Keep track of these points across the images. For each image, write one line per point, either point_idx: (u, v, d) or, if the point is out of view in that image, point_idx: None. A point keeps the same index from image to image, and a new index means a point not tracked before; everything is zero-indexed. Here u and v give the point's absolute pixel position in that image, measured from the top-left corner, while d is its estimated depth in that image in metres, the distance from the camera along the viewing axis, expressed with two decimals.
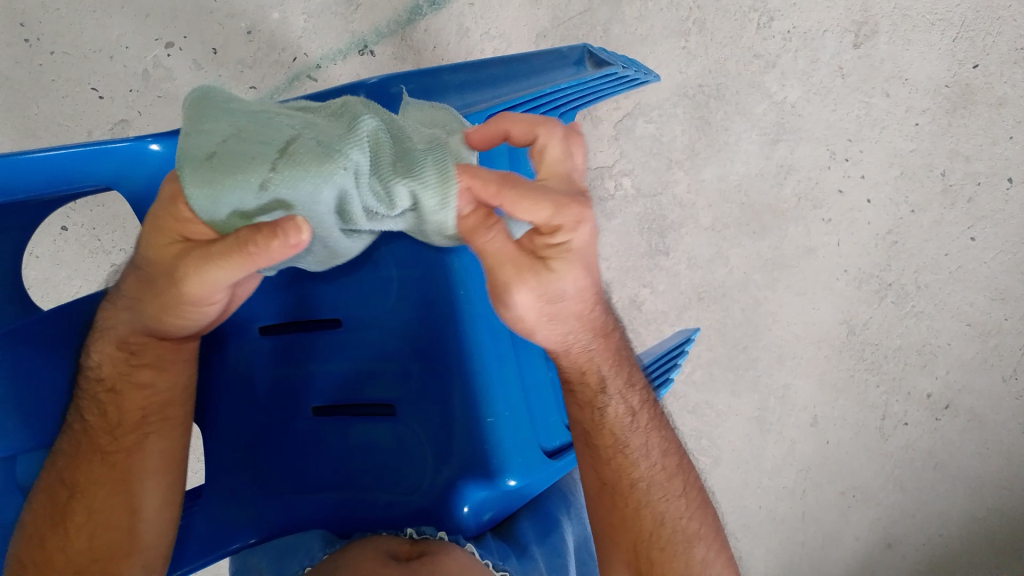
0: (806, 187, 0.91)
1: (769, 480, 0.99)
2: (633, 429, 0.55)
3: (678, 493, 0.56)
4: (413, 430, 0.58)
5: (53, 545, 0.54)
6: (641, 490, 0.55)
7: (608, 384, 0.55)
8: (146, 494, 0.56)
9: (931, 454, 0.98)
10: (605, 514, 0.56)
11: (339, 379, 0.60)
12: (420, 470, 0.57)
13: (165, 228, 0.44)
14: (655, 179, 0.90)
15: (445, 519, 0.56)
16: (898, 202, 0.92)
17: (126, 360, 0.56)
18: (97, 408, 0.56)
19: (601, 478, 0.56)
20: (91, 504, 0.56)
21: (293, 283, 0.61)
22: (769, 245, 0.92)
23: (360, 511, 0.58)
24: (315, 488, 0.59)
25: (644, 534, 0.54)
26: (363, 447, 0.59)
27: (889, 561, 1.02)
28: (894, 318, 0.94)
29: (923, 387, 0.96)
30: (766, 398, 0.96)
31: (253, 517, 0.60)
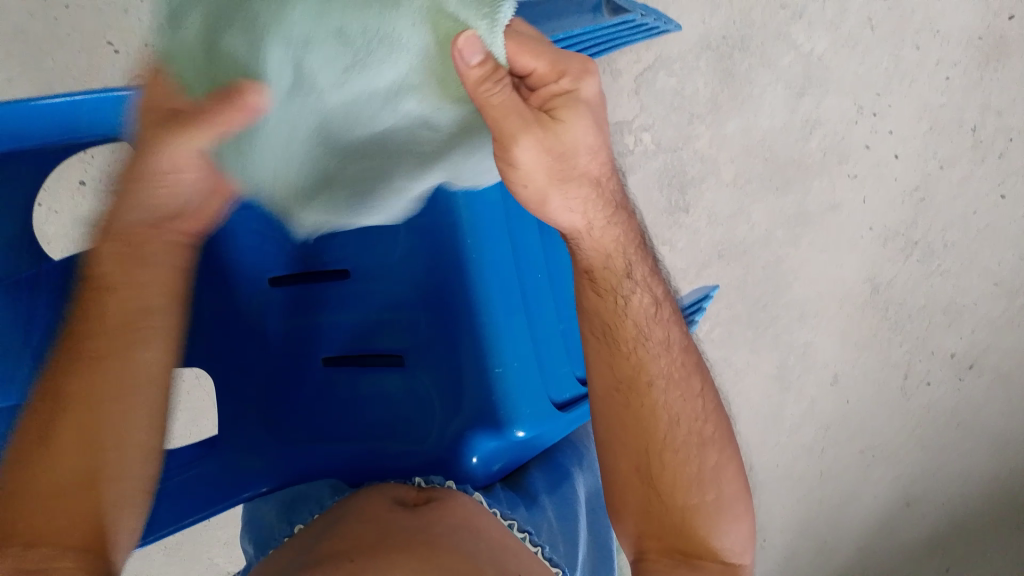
0: (832, 142, 0.89)
1: (788, 438, 0.98)
2: (655, 320, 0.55)
3: (688, 405, 0.54)
4: (425, 382, 0.58)
5: None
6: (653, 388, 0.54)
7: (627, 275, 0.55)
8: (127, 417, 0.47)
9: (954, 414, 0.97)
10: (613, 414, 0.54)
11: (350, 329, 0.61)
12: (430, 421, 0.57)
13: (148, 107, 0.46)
14: (677, 133, 0.88)
15: (455, 469, 0.57)
16: (926, 157, 0.89)
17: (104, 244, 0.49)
18: (88, 316, 0.50)
19: (615, 374, 0.54)
20: (66, 415, 0.45)
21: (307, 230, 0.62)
22: (794, 202, 0.90)
23: (371, 461, 0.58)
24: (326, 436, 0.59)
25: (658, 437, 0.53)
26: (374, 397, 0.59)
27: (907, 520, 1.01)
28: (920, 276, 0.92)
29: (948, 347, 0.94)
30: (787, 355, 0.95)
31: (263, 467, 0.59)
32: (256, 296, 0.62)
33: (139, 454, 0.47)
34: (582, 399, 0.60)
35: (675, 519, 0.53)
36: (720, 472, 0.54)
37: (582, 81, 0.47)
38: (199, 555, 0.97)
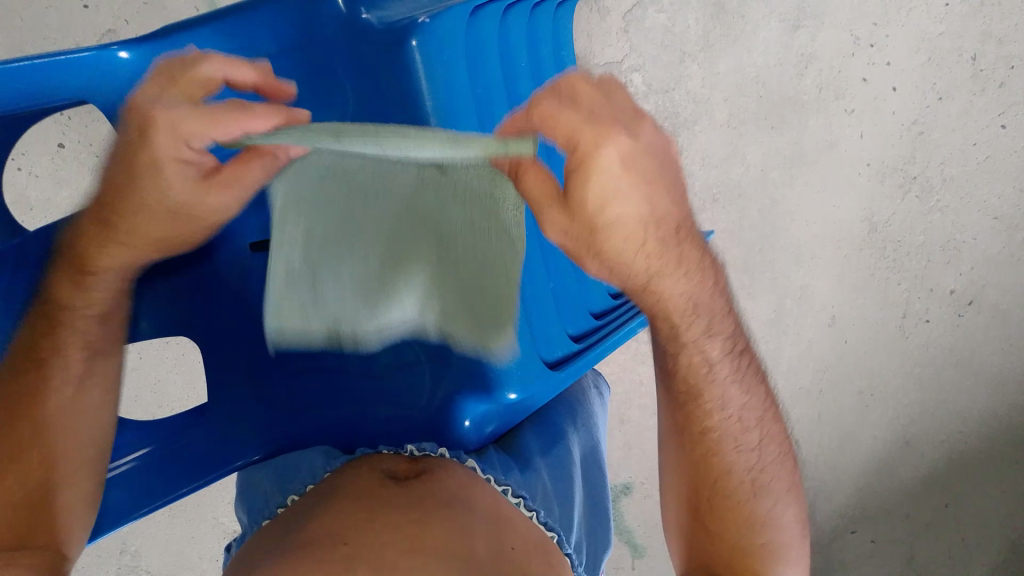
0: (828, 77, 0.87)
1: (786, 382, 0.99)
2: (710, 379, 0.56)
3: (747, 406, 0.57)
4: (411, 345, 0.59)
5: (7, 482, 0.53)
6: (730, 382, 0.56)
7: (702, 301, 0.53)
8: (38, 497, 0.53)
9: (952, 351, 0.96)
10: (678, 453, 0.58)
11: None
12: (420, 384, 0.60)
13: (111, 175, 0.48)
14: (668, 74, 0.88)
15: (445, 431, 0.59)
16: (925, 89, 0.87)
17: (48, 314, 0.55)
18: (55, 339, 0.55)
19: (678, 420, 0.57)
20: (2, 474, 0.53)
21: None
22: (790, 140, 0.89)
23: (363, 425, 0.61)
24: (325, 404, 0.61)
25: (707, 478, 0.57)
26: (363, 361, 0.59)
27: (909, 459, 1.02)
28: (917, 214, 0.91)
29: (947, 283, 0.93)
30: (784, 298, 0.95)
31: (254, 433, 0.61)
32: (234, 260, 0.61)
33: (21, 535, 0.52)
34: (580, 354, 0.63)
35: (705, 488, 0.57)
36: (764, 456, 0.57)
37: (599, 155, 0.39)
38: (203, 513, 0.99)
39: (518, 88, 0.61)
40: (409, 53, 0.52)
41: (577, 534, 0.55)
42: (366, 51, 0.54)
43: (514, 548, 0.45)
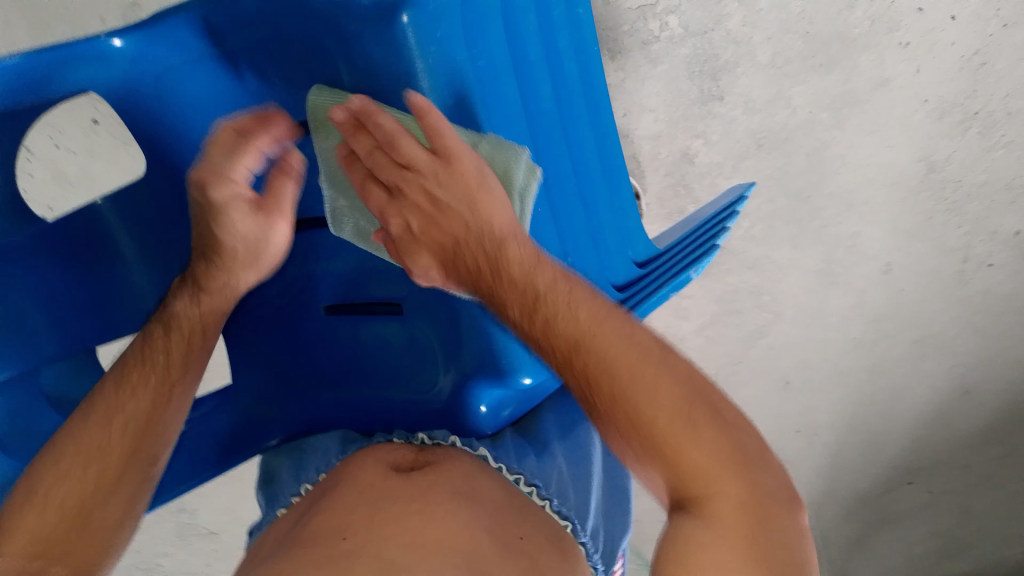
0: (881, 9, 0.80)
1: (836, 332, 0.96)
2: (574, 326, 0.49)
3: (671, 409, 0.44)
4: (423, 329, 0.61)
5: (99, 474, 0.58)
6: (629, 387, 0.45)
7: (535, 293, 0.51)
8: (103, 515, 0.57)
9: (1016, 297, 0.91)
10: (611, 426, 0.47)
11: (345, 279, 0.62)
12: (434, 369, 0.62)
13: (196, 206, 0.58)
14: (705, 14, 0.82)
15: (461, 416, 0.63)
16: (987, 17, 0.78)
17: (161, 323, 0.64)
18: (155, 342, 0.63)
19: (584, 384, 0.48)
20: (91, 474, 0.57)
21: None
22: (838, 80, 0.84)
23: (384, 410, 0.67)
24: (351, 384, 0.67)
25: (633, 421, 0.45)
26: (375, 342, 0.64)
27: (968, 407, 0.98)
28: (979, 151, 0.85)
29: (1011, 225, 0.87)
30: (833, 248, 0.92)
31: (287, 414, 0.70)
32: None
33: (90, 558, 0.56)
34: None
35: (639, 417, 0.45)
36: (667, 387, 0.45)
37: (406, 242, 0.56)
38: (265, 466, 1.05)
39: (522, 53, 0.57)
40: (399, 31, 0.46)
41: (593, 515, 0.59)
42: (355, 31, 0.47)
43: (522, 538, 0.47)
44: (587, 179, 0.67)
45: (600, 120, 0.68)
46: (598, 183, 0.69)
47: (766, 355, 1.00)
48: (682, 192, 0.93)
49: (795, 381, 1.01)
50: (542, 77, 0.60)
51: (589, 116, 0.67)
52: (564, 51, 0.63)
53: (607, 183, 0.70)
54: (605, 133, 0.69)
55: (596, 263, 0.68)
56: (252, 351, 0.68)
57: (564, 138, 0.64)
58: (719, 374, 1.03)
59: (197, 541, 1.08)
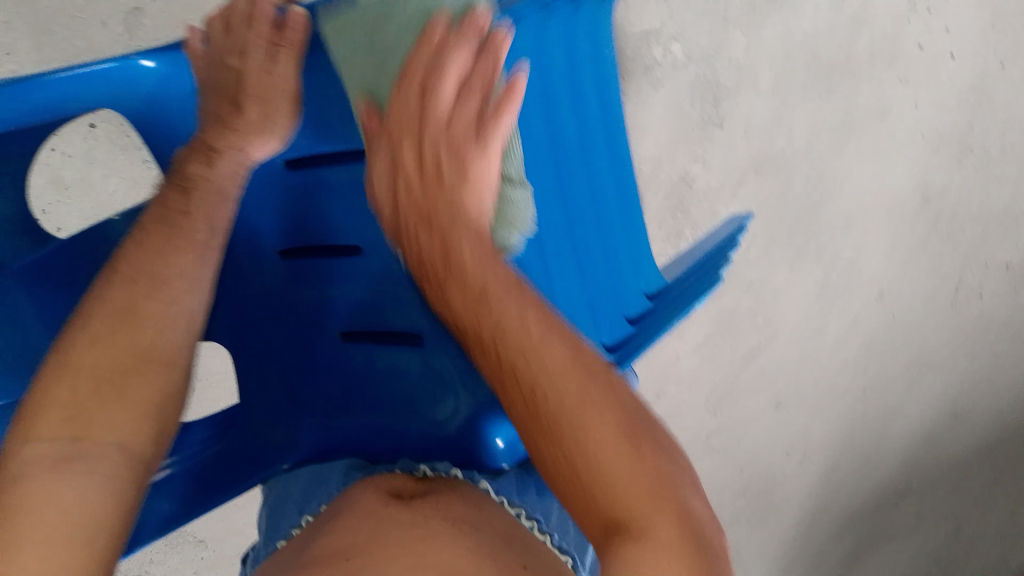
0: (881, 41, 0.83)
1: (830, 355, 0.97)
2: (513, 320, 0.48)
3: (614, 429, 0.42)
4: (440, 358, 0.64)
5: (113, 339, 0.47)
6: (567, 407, 0.43)
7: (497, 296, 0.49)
8: (127, 399, 0.45)
9: (1009, 324, 0.93)
10: (541, 451, 0.45)
11: (360, 301, 0.67)
12: (449, 398, 0.64)
13: (217, 71, 0.59)
14: (710, 42, 0.85)
15: (477, 447, 0.64)
16: (986, 55, 0.82)
17: (179, 184, 0.57)
18: (175, 192, 0.57)
19: (523, 401, 0.45)
20: (138, 333, 0.48)
21: (304, 206, 0.66)
22: (838, 107, 0.86)
23: (392, 442, 0.67)
24: (352, 413, 0.69)
25: (561, 462, 0.43)
26: (388, 370, 0.67)
27: (957, 431, 1.00)
28: (975, 183, 0.87)
29: (1002, 256, 0.90)
30: (830, 271, 0.93)
31: (295, 440, 0.71)
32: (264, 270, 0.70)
33: (122, 438, 0.44)
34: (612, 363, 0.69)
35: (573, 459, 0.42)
36: (593, 402, 0.43)
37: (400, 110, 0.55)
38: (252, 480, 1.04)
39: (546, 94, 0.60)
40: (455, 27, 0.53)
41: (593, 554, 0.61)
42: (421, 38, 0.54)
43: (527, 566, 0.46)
44: (606, 214, 0.70)
45: (617, 144, 0.70)
46: (611, 207, 0.70)
47: (761, 379, 0.99)
48: (679, 214, 0.92)
49: (789, 403, 1.01)
50: (568, 121, 0.63)
51: (606, 144, 0.69)
52: (584, 81, 0.64)
53: (626, 218, 0.72)
54: (620, 169, 0.71)
55: (610, 296, 0.71)
56: (258, 368, 0.71)
57: (582, 169, 0.66)
58: (710, 398, 1.01)
59: (185, 549, 1.08)
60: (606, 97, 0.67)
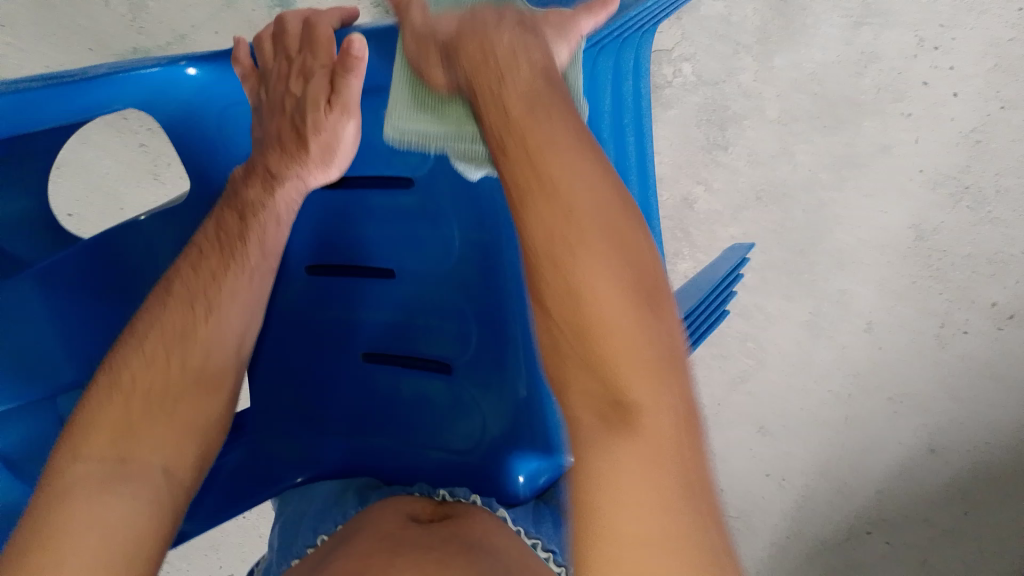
0: (888, 78, 0.84)
1: (816, 384, 0.99)
2: (567, 174, 0.51)
3: (625, 304, 0.47)
4: (464, 389, 0.75)
5: (177, 356, 0.66)
6: (580, 257, 0.49)
7: (546, 139, 0.52)
8: (179, 412, 0.64)
9: (991, 364, 0.92)
10: (554, 284, 0.50)
11: (388, 329, 0.78)
12: (472, 431, 0.74)
13: (275, 100, 0.71)
14: (721, 66, 0.88)
15: (492, 476, 0.72)
16: (988, 97, 0.83)
17: (242, 209, 0.74)
18: (230, 223, 0.73)
19: (544, 230, 0.50)
20: (181, 361, 0.66)
21: (350, 241, 0.79)
22: (842, 142, 0.88)
23: (409, 464, 0.76)
24: (374, 433, 0.78)
25: (579, 309, 0.48)
26: (411, 394, 0.77)
27: (932, 467, 0.98)
28: (967, 224, 0.88)
29: (989, 296, 0.90)
30: (821, 302, 0.94)
31: (313, 457, 0.79)
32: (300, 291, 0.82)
33: (162, 458, 0.61)
34: None
35: (589, 324, 0.48)
36: (619, 285, 0.48)
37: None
38: None
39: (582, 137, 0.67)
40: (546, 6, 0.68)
41: None
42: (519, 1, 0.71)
43: None
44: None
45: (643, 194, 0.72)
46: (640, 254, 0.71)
47: (747, 402, 1.03)
48: (679, 235, 0.96)
49: (771, 428, 1.03)
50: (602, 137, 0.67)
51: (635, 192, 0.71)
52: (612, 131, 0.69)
53: None
54: (647, 214, 0.70)
55: None
56: (283, 372, 0.82)
57: None
58: None
59: None
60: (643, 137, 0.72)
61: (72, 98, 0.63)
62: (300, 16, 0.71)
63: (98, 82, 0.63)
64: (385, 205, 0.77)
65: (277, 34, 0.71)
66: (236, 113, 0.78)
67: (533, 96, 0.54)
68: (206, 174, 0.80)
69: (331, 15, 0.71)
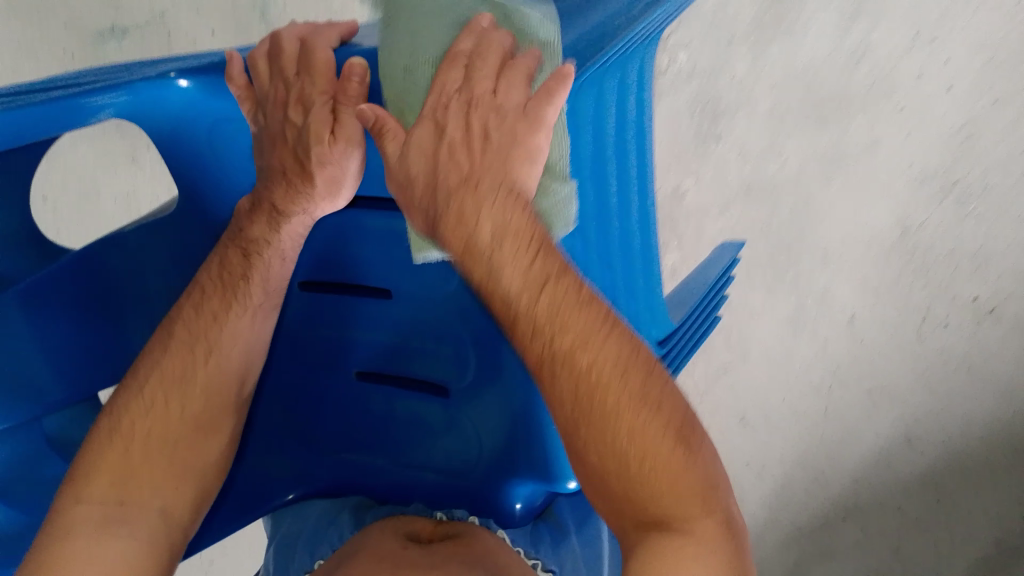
0: (880, 74, 0.84)
1: (797, 377, 1.00)
2: (582, 342, 0.53)
3: (663, 441, 0.52)
4: (463, 414, 0.70)
5: (178, 401, 0.67)
6: (613, 423, 0.53)
7: (547, 305, 0.54)
8: (183, 459, 0.66)
9: (967, 358, 0.93)
10: (590, 446, 0.54)
11: (382, 348, 0.72)
12: (473, 458, 0.71)
13: (273, 130, 0.62)
14: (715, 57, 0.87)
15: (495, 503, 0.71)
16: (981, 92, 0.83)
17: (244, 250, 0.68)
18: (233, 260, 0.68)
19: (570, 398, 0.54)
20: (181, 406, 0.67)
21: (337, 255, 0.70)
22: (831, 138, 0.87)
23: (407, 480, 0.75)
24: (369, 451, 0.76)
25: (615, 463, 0.53)
26: (408, 415, 0.73)
27: (907, 456, 1.00)
28: (952, 221, 0.89)
29: (969, 291, 0.91)
30: (805, 297, 0.95)
31: (309, 465, 0.77)
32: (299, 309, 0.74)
33: (161, 501, 0.64)
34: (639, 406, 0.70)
35: (630, 474, 0.53)
36: (654, 429, 0.52)
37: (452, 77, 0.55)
38: None
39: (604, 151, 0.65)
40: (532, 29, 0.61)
41: None
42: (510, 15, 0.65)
43: None
44: (607, 268, 0.67)
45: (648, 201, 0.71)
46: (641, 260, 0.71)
47: (728, 395, 1.04)
48: (666, 228, 0.95)
49: (753, 419, 1.04)
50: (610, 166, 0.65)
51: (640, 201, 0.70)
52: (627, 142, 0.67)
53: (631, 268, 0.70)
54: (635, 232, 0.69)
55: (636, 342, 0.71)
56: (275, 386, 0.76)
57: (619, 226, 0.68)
58: None
59: None
60: (644, 151, 0.70)
61: (70, 114, 0.57)
62: (297, 31, 0.61)
63: (97, 98, 0.57)
64: (379, 226, 0.67)
65: (272, 52, 0.61)
66: (225, 133, 0.66)
67: (535, 278, 0.54)
68: (196, 195, 0.71)
69: (329, 31, 0.61)
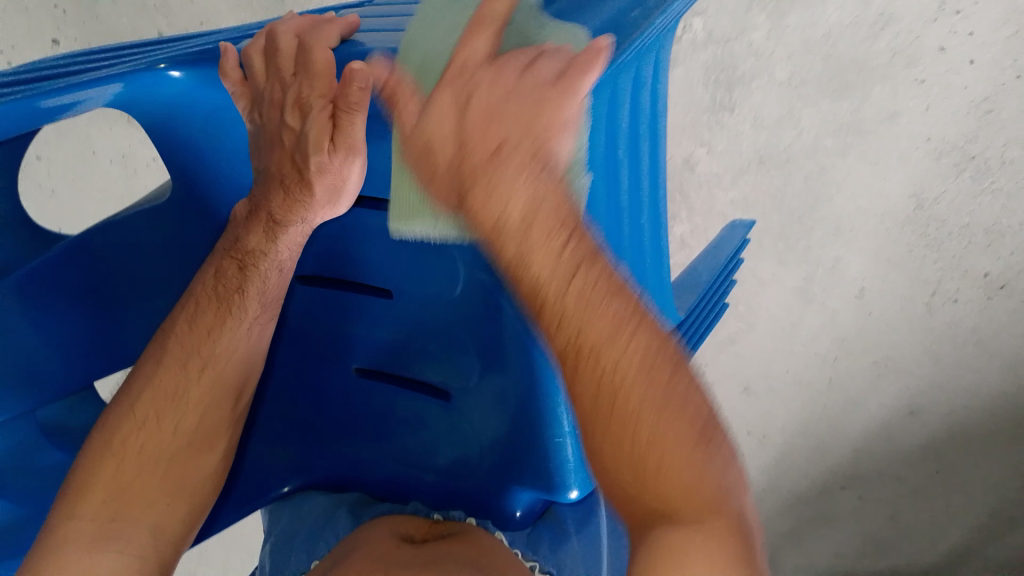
0: (903, 42, 0.81)
1: (802, 347, 0.99)
2: (608, 334, 0.49)
3: (683, 438, 0.48)
4: (463, 418, 0.70)
5: (173, 418, 0.74)
6: (632, 414, 0.48)
7: (574, 290, 0.50)
8: (181, 474, 0.73)
9: (975, 332, 0.91)
10: (606, 445, 0.50)
11: (386, 345, 0.73)
12: (474, 462, 0.71)
13: (274, 132, 0.64)
14: (732, 23, 0.85)
15: (493, 505, 0.72)
16: (1004, 65, 0.79)
17: (242, 262, 0.73)
18: (228, 274, 0.74)
19: (590, 392, 0.50)
20: (175, 425, 0.74)
21: (344, 257, 0.72)
22: (848, 108, 0.85)
23: (406, 477, 0.76)
24: (370, 442, 0.77)
25: (633, 456, 0.48)
26: (408, 410, 0.74)
27: (909, 427, 1.00)
28: (968, 195, 0.86)
29: (982, 267, 0.88)
30: (815, 269, 0.94)
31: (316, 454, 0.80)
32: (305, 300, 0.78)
33: (152, 518, 0.70)
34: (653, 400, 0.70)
35: (648, 463, 0.48)
36: (674, 425, 0.48)
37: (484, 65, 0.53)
38: None
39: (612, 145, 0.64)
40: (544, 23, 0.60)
41: None
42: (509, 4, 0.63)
43: None
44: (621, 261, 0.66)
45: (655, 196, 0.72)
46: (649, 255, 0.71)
47: (733, 362, 1.05)
48: (677, 197, 0.96)
49: (757, 386, 1.05)
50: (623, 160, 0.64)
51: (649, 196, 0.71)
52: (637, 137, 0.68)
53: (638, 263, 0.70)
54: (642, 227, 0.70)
55: None
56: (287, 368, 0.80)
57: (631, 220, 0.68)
58: None
59: None
60: (655, 147, 0.71)
61: (54, 110, 0.55)
62: (293, 27, 0.59)
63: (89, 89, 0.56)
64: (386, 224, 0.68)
65: (269, 47, 0.60)
66: (224, 120, 0.68)
67: (572, 260, 0.50)
68: (199, 183, 0.74)
69: (330, 27, 0.59)
